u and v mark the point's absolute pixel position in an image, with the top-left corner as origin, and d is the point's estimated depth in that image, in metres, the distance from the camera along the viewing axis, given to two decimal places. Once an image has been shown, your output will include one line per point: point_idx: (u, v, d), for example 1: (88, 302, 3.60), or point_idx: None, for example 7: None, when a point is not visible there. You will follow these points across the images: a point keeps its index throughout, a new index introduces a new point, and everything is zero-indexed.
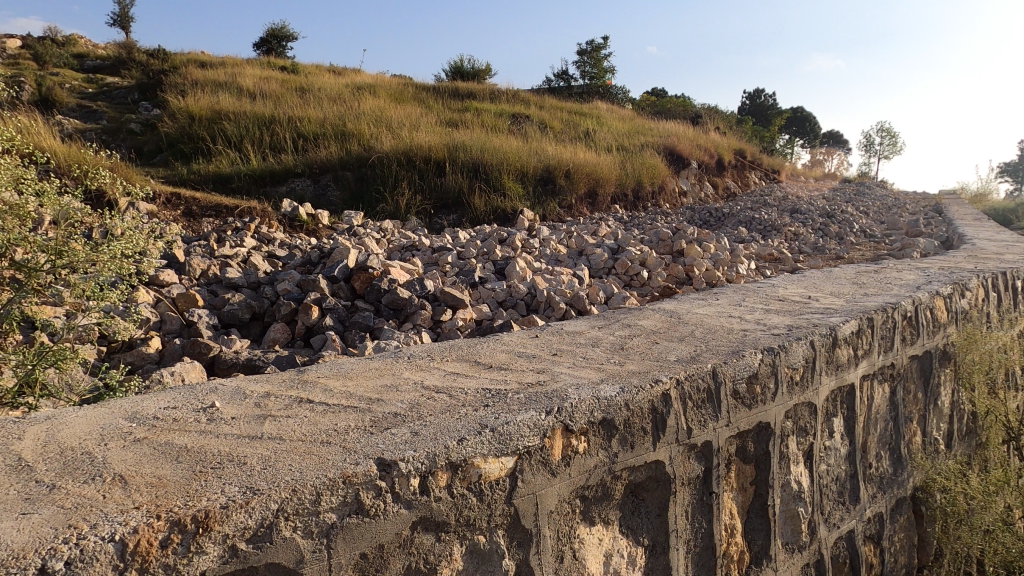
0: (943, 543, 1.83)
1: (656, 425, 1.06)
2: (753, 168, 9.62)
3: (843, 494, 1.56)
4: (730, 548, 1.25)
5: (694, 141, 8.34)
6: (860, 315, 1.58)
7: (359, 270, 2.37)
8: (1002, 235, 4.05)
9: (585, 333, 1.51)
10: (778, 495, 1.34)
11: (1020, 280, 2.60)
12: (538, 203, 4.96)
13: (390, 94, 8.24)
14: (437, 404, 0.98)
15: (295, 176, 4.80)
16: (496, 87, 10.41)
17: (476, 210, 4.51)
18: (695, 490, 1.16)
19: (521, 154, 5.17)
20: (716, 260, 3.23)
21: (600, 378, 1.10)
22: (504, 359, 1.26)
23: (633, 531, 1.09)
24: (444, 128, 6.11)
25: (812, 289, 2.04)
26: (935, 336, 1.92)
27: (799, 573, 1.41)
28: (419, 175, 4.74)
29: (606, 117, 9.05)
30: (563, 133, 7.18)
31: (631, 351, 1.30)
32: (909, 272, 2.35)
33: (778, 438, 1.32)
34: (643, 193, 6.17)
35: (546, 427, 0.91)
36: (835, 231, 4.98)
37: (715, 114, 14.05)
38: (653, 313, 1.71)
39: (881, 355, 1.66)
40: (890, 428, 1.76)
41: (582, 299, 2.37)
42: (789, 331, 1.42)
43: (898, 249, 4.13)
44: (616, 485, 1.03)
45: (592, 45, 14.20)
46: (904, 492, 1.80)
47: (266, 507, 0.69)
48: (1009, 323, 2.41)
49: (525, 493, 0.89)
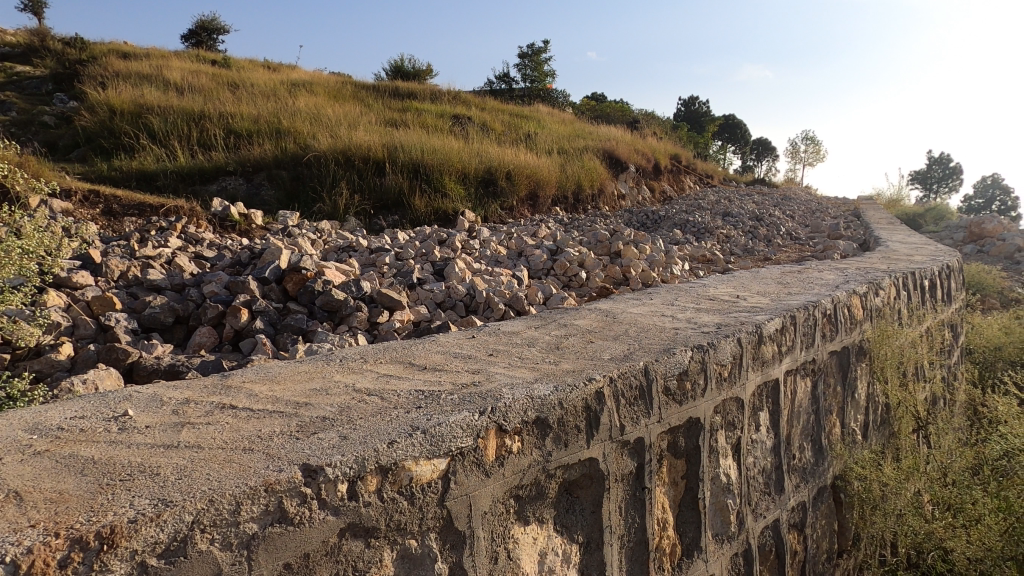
0: (861, 528, 1.94)
1: (590, 423, 1.07)
2: (687, 172, 9.95)
3: (769, 484, 1.63)
4: (662, 542, 1.28)
5: (631, 145, 8.55)
6: (784, 313, 1.65)
7: (292, 270, 2.29)
8: (912, 238, 4.35)
9: (521, 333, 1.51)
10: (708, 488, 1.38)
11: (927, 280, 2.79)
12: (479, 204, 4.96)
13: (328, 92, 8.06)
14: (367, 407, 0.95)
15: (226, 174, 4.62)
16: (437, 88, 10.36)
17: (416, 211, 4.46)
18: (628, 486, 1.18)
19: (462, 155, 5.16)
20: (651, 261, 3.31)
21: (535, 378, 1.10)
22: (439, 361, 1.25)
23: (567, 529, 1.10)
24: (384, 127, 6.03)
25: (740, 288, 2.12)
26: (852, 332, 2.03)
27: (727, 563, 1.45)
28: (358, 175, 4.65)
29: (547, 121, 9.16)
30: (505, 135, 7.21)
31: (567, 350, 1.31)
32: (829, 272, 2.48)
33: (707, 433, 1.36)
34: (583, 196, 6.28)
35: (479, 427, 0.91)
36: (764, 234, 5.21)
37: (653, 120, 14.44)
38: (589, 313, 1.73)
39: (803, 351, 1.74)
40: (811, 421, 1.84)
41: (521, 299, 2.37)
42: (718, 329, 1.47)
43: (820, 250, 4.36)
44: (550, 484, 1.03)
45: (532, 49, 14.31)
46: (825, 480, 1.90)
47: (180, 520, 0.65)
48: (917, 320, 2.58)
49: (458, 495, 0.88)
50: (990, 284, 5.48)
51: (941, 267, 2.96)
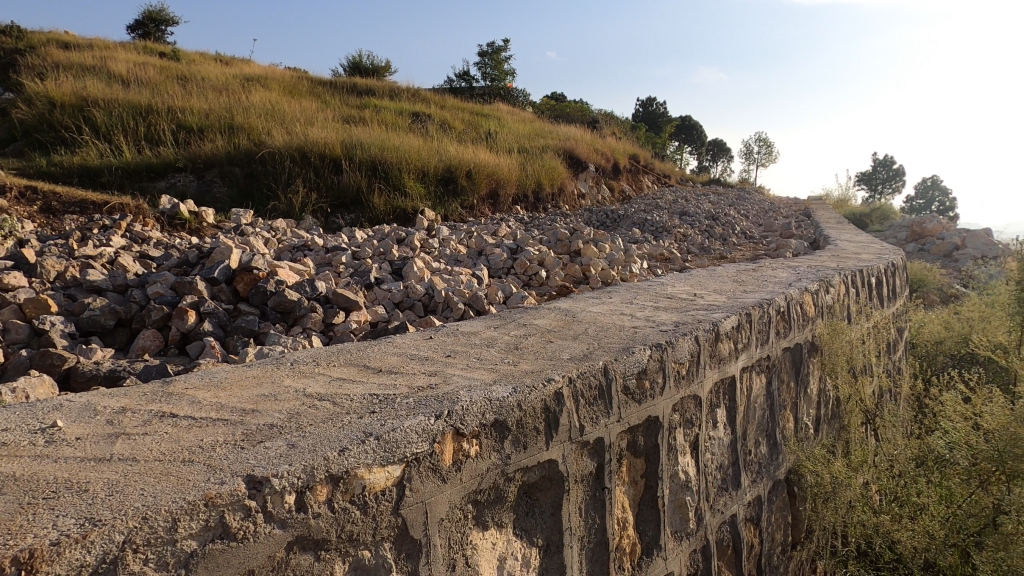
0: (813, 520, 1.98)
1: (549, 424, 1.06)
2: (646, 172, 10.10)
3: (726, 480, 1.64)
4: (622, 541, 1.28)
5: (591, 145, 8.62)
6: (739, 311, 1.67)
7: (243, 270, 2.21)
8: (859, 237, 4.50)
9: (479, 333, 1.49)
10: (666, 486, 1.39)
11: (874, 277, 2.88)
12: (439, 202, 4.90)
13: (283, 87, 7.86)
14: (319, 413, 0.92)
15: (176, 170, 4.45)
16: (396, 85, 10.23)
17: (375, 209, 4.37)
18: (588, 486, 1.17)
19: (422, 153, 5.09)
20: (611, 259, 3.33)
21: (493, 379, 1.08)
22: (395, 363, 1.21)
23: (526, 532, 1.08)
24: (341, 124, 5.91)
25: (697, 286, 2.15)
26: (804, 329, 2.08)
27: (685, 560, 1.46)
28: (314, 172, 4.54)
29: (508, 120, 9.15)
30: (465, 134, 7.17)
31: (526, 350, 1.30)
32: (783, 269, 2.53)
33: (666, 431, 1.36)
34: (543, 195, 6.29)
35: (435, 432, 0.88)
36: (719, 233, 5.31)
37: (613, 120, 14.62)
38: (549, 313, 1.72)
39: (758, 348, 1.77)
40: (766, 416, 1.87)
41: (481, 299, 2.34)
42: (676, 327, 1.48)
43: (773, 249, 4.47)
44: (509, 487, 1.02)
45: (492, 47, 14.27)
46: (779, 475, 1.93)
47: (110, 540, 0.60)
48: (864, 316, 2.67)
49: (413, 502, 0.85)
50: (930, 281, 5.73)
51: (886, 265, 3.07)
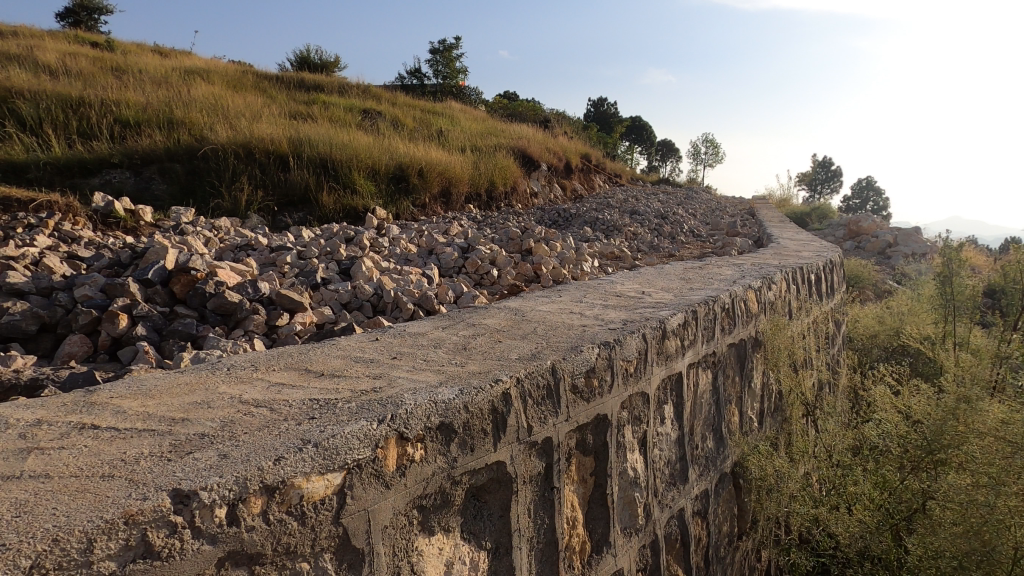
0: (758, 511, 2.04)
1: (496, 426, 1.05)
2: (597, 171, 10.22)
3: (674, 475, 1.67)
4: (572, 540, 1.28)
5: (543, 144, 8.66)
6: (685, 308, 1.70)
7: (180, 271, 2.12)
8: (800, 235, 4.67)
9: (427, 334, 1.46)
10: (616, 483, 1.40)
11: (814, 274, 2.99)
12: (390, 201, 4.81)
13: (227, 81, 7.58)
14: (254, 420, 0.88)
15: (110, 166, 4.22)
16: (346, 81, 10.04)
17: (324, 207, 4.25)
18: (536, 486, 1.16)
19: (372, 151, 5.01)
20: (562, 258, 3.34)
21: (439, 381, 1.06)
22: (339, 366, 1.18)
23: (474, 535, 1.06)
24: (289, 120, 5.75)
25: (645, 284, 2.18)
26: (748, 325, 2.14)
27: (635, 556, 1.48)
28: (260, 170, 4.39)
29: (460, 118, 9.10)
30: (417, 131, 7.08)
31: (474, 351, 1.28)
32: (728, 267, 2.60)
33: (615, 428, 1.37)
34: (496, 194, 6.28)
35: (378, 438, 0.85)
36: (668, 232, 5.42)
37: (565, 120, 14.73)
38: (498, 312, 1.70)
39: (704, 344, 1.80)
40: (712, 411, 1.91)
41: (430, 299, 2.30)
42: (624, 325, 1.49)
43: (720, 246, 4.58)
44: (456, 491, 1.00)
45: (444, 45, 14.15)
46: (725, 468, 1.98)
47: (15, 566, 0.56)
48: (805, 312, 2.76)
49: (355, 510, 0.82)
50: (865, 277, 6.00)
51: (824, 262, 3.18)
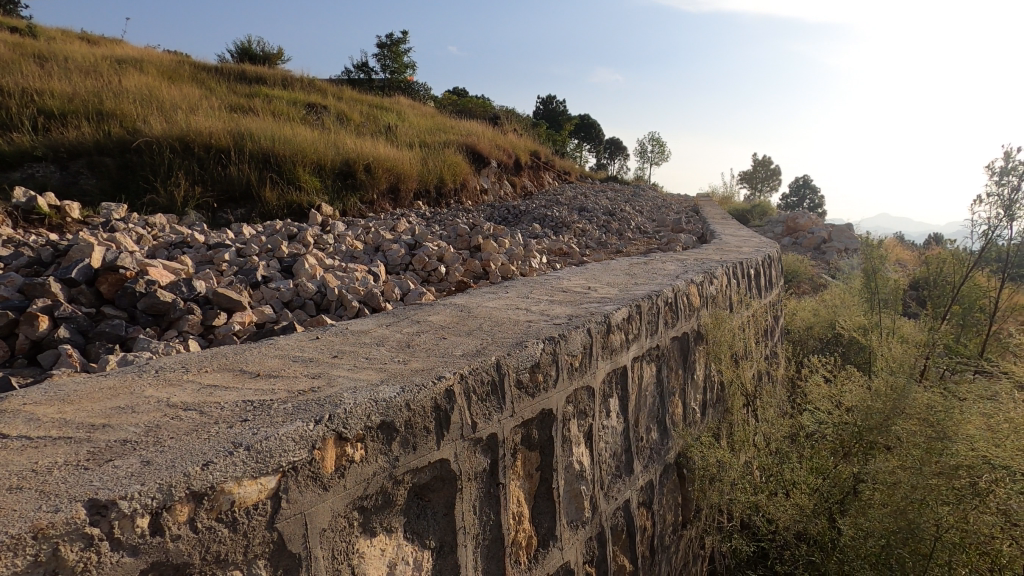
0: (701, 500, 2.09)
1: (439, 423, 1.03)
2: (546, 168, 10.30)
3: (620, 467, 1.69)
4: (518, 535, 1.28)
5: (492, 140, 8.66)
6: (629, 302, 1.73)
7: (107, 270, 2.01)
8: (741, 231, 4.83)
9: (370, 332, 1.43)
10: (561, 476, 1.41)
11: (752, 269, 3.09)
12: (337, 197, 4.70)
13: (162, 72, 7.24)
14: (182, 424, 0.84)
15: (33, 160, 3.97)
16: (290, 75, 9.77)
17: (267, 203, 4.10)
18: (481, 483, 1.15)
19: (317, 146, 4.89)
20: (510, 254, 3.34)
21: (380, 379, 1.04)
22: (276, 366, 1.14)
23: (418, 535, 1.05)
24: (228, 113, 5.54)
25: (591, 280, 2.20)
26: (690, 319, 2.19)
27: (581, 548, 1.49)
28: (198, 164, 4.22)
29: (409, 113, 8.99)
30: (364, 126, 6.96)
31: (417, 348, 1.26)
32: (671, 263, 2.65)
33: (560, 422, 1.38)
34: (445, 190, 6.24)
35: (315, 438, 0.82)
36: (616, 228, 5.51)
37: (514, 117, 14.78)
38: (444, 309, 1.69)
39: (648, 338, 1.84)
40: (656, 403, 1.95)
41: (376, 296, 2.26)
42: (569, 320, 1.50)
43: (666, 242, 4.69)
44: (397, 490, 0.98)
45: (391, 39, 13.96)
46: (669, 459, 2.02)
47: None
48: (744, 306, 2.85)
49: (291, 514, 0.80)
50: (803, 272, 6.26)
51: (763, 257, 3.30)
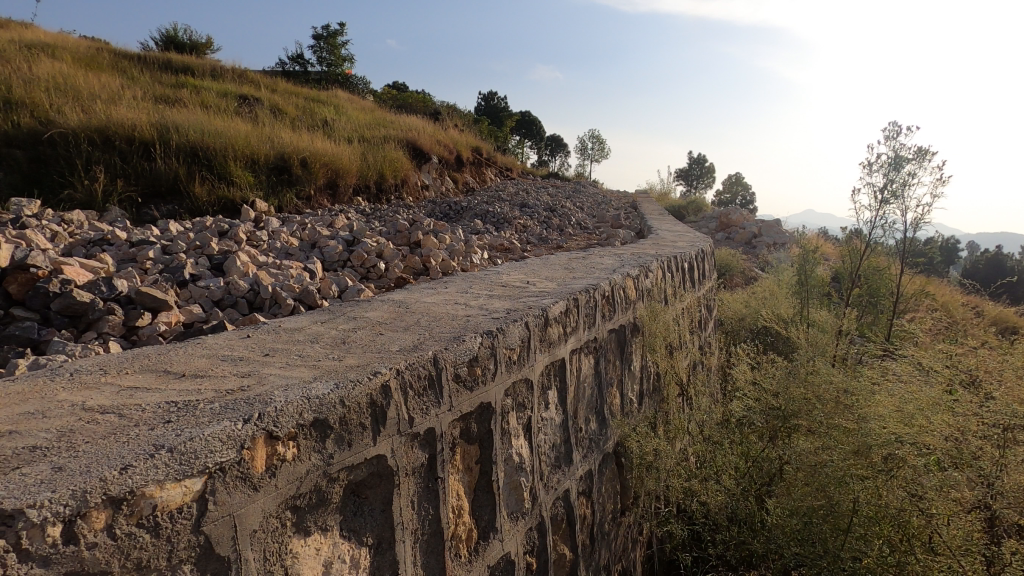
0: (638, 487, 2.15)
1: (376, 419, 1.02)
2: (489, 164, 10.30)
3: (559, 457, 1.72)
4: (458, 529, 1.28)
5: (433, 136, 8.58)
6: (567, 296, 1.75)
7: (16, 269, 1.88)
8: (677, 227, 4.97)
9: (303, 330, 1.40)
10: (501, 469, 1.42)
11: (687, 262, 3.19)
12: (272, 192, 4.56)
13: (79, 59, 6.81)
14: (99, 428, 0.80)
15: None
16: (220, 65, 9.37)
17: (197, 199, 3.92)
18: (419, 478, 1.15)
19: (250, 139, 4.72)
20: (451, 250, 3.33)
21: (314, 376, 1.02)
22: (202, 365, 1.10)
23: (355, 533, 1.03)
24: (153, 104, 5.26)
25: (530, 274, 2.22)
26: (626, 312, 2.25)
27: (522, 538, 1.51)
28: (120, 158, 3.99)
29: (347, 107, 8.80)
30: (299, 120, 6.77)
31: (353, 344, 1.25)
32: (608, 257, 2.71)
33: (499, 415, 1.39)
34: (385, 186, 6.15)
35: (243, 438, 0.80)
36: (557, 224, 5.57)
37: (455, 112, 14.71)
38: (381, 305, 1.67)
39: (586, 330, 1.87)
40: (595, 394, 1.99)
41: (312, 293, 2.21)
42: (507, 314, 1.51)
43: (605, 238, 4.78)
44: (332, 488, 0.97)
45: (328, 30, 13.61)
46: (608, 448, 2.07)
47: None
48: (679, 298, 2.94)
49: (218, 516, 0.77)
50: (734, 266, 6.53)
51: (696, 251, 3.42)
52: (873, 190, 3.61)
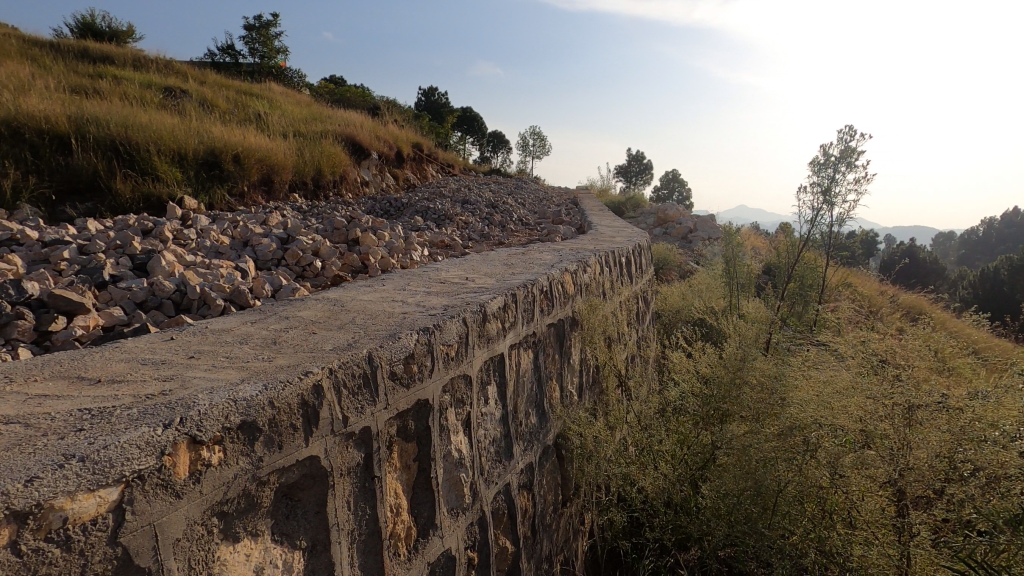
0: (579, 478, 2.19)
1: (308, 420, 1.00)
2: (429, 160, 10.22)
3: (500, 452, 1.73)
4: (397, 527, 1.27)
5: (373, 131, 8.44)
6: (505, 292, 1.76)
7: None
8: (616, 222, 5.08)
9: (232, 331, 1.35)
10: (440, 465, 1.42)
11: (624, 257, 3.27)
12: (201, 189, 4.36)
13: None
14: (3, 439, 0.75)
15: None
16: (143, 56, 8.90)
17: (119, 196, 3.71)
18: (355, 477, 1.14)
19: (177, 134, 4.50)
20: (390, 248, 3.29)
21: (241, 378, 0.99)
22: (121, 370, 1.05)
23: (287, 536, 1.01)
24: (69, 95, 4.94)
25: (469, 270, 2.22)
26: (565, 306, 2.28)
27: (463, 534, 1.51)
28: (31, 153, 3.72)
29: (281, 101, 8.54)
30: (231, 114, 6.50)
31: (284, 344, 1.22)
32: (547, 252, 2.74)
33: (437, 412, 1.39)
34: (323, 182, 6.01)
35: (163, 444, 0.77)
36: (499, 220, 5.59)
37: (395, 108, 14.52)
38: (315, 303, 1.63)
39: (525, 325, 1.89)
40: (534, 388, 2.01)
41: (244, 293, 2.13)
42: (444, 311, 1.51)
43: (546, 234, 4.83)
44: (262, 492, 0.94)
45: (260, 21, 13.16)
46: (549, 441, 2.09)
47: None
48: (617, 292, 3.01)
49: (138, 526, 0.74)
50: (672, 260, 6.73)
51: (634, 246, 3.50)
52: (811, 188, 3.79)
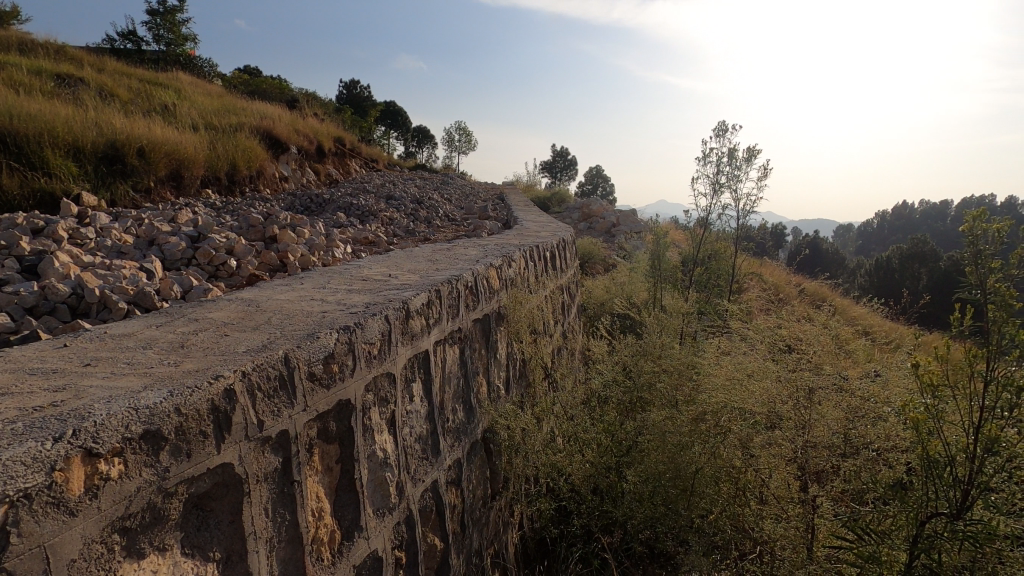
0: (508, 471, 2.21)
1: (219, 426, 0.95)
2: (352, 155, 9.97)
3: (426, 449, 1.72)
4: (319, 531, 1.24)
5: (291, 124, 8.14)
6: (429, 288, 1.74)
7: None
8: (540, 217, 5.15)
9: (135, 335, 1.27)
10: (364, 466, 1.39)
11: (549, 251, 3.32)
12: (102, 185, 4.07)
13: None
14: None
15: None
16: (30, 40, 8.18)
17: (6, 192, 3.30)
18: (273, 483, 1.10)
19: (71, 124, 4.16)
20: (310, 245, 3.19)
21: (143, 385, 0.93)
22: (5, 382, 0.96)
23: (199, 549, 0.97)
24: None
25: (393, 267, 2.18)
26: (491, 301, 2.28)
27: (389, 534, 1.49)
28: None
29: (191, 92, 8.09)
30: (133, 103, 6.09)
31: (193, 348, 1.16)
32: (473, 248, 2.74)
33: (359, 412, 1.37)
34: (238, 177, 5.74)
35: (53, 459, 0.72)
36: (425, 216, 5.53)
37: (315, 101, 14.08)
38: (228, 304, 1.56)
39: (449, 321, 1.88)
40: (460, 383, 2.01)
41: (150, 296, 2.01)
42: (365, 309, 1.47)
43: (472, 229, 4.83)
44: (169, 504, 0.90)
45: (165, 6, 12.38)
46: (477, 436, 2.09)
47: None
48: (542, 286, 3.04)
49: (24, 550, 0.69)
50: (595, 254, 6.89)
51: (558, 241, 3.56)
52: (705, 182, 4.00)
